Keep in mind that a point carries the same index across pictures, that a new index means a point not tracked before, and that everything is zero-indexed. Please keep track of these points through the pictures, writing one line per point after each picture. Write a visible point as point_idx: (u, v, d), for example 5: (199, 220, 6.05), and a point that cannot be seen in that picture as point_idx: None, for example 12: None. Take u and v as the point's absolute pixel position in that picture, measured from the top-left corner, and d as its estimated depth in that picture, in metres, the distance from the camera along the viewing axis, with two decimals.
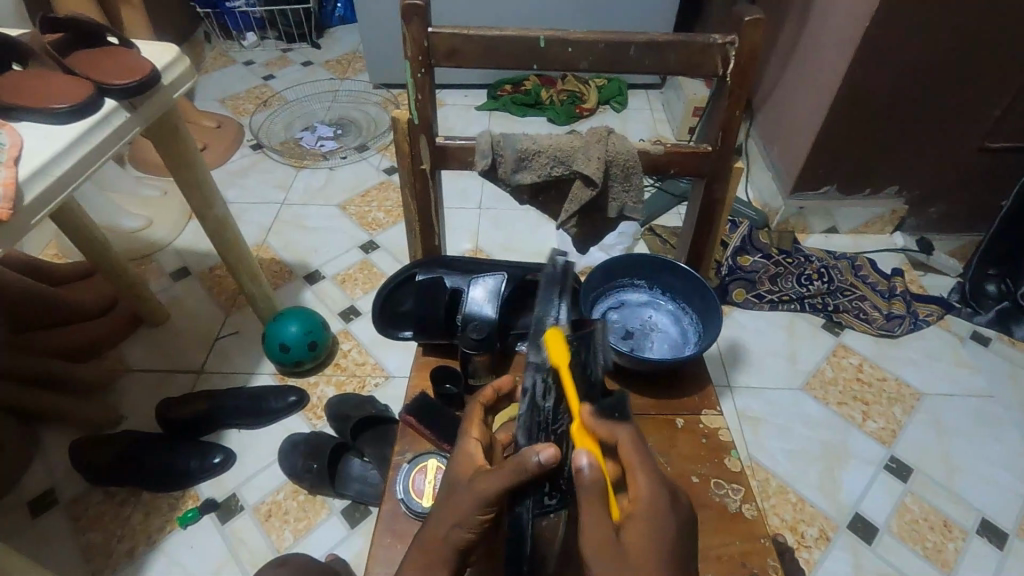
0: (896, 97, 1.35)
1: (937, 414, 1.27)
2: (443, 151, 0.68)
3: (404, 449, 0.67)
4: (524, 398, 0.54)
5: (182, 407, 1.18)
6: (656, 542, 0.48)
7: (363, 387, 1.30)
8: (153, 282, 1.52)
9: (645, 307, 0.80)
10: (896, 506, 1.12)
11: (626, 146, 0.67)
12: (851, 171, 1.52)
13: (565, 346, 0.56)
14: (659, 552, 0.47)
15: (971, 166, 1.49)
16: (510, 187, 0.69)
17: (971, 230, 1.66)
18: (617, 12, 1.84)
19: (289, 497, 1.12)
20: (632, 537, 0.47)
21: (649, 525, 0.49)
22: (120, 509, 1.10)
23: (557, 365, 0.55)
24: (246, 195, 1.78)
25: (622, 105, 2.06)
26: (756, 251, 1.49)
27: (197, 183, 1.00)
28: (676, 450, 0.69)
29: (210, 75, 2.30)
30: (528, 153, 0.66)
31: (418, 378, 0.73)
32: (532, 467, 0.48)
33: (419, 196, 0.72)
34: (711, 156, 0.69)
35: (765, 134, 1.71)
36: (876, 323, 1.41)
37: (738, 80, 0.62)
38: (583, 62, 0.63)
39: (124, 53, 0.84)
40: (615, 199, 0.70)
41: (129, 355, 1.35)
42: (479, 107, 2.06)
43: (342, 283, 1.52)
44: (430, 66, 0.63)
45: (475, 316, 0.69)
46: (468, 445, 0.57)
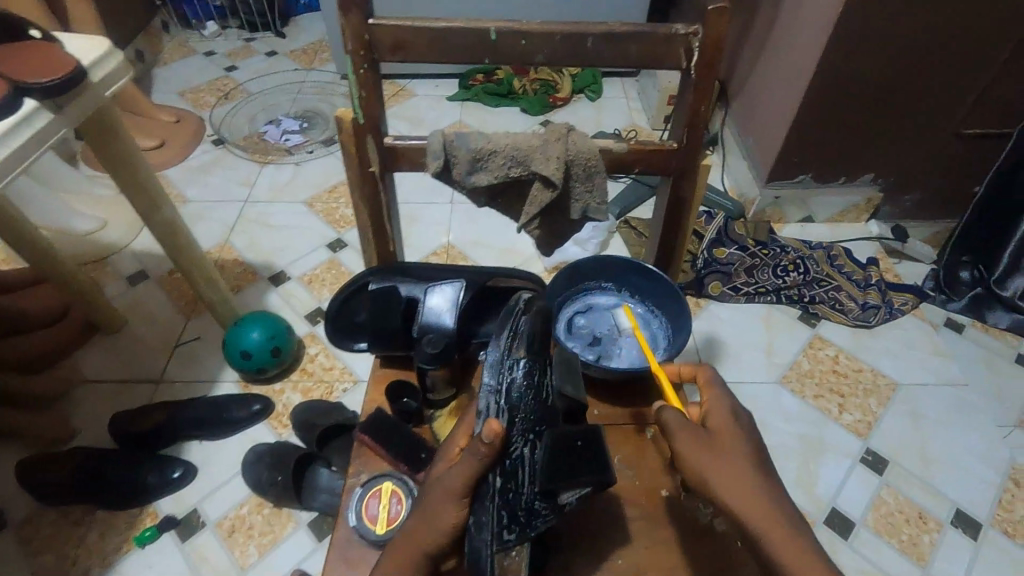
0: (871, 82, 1.32)
1: (912, 404, 1.27)
2: (394, 152, 0.64)
3: (360, 470, 0.63)
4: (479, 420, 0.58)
5: (138, 421, 1.12)
6: (735, 427, 0.56)
7: (331, 394, 1.25)
8: (109, 287, 1.45)
9: (614, 312, 0.77)
10: (872, 500, 1.12)
11: (588, 144, 0.63)
12: (826, 159, 1.50)
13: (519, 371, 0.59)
14: (741, 440, 0.55)
15: (945, 152, 1.48)
16: (466, 190, 0.66)
17: (945, 217, 1.66)
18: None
19: (254, 511, 1.07)
20: (716, 428, 0.56)
21: (723, 422, 0.56)
22: (74, 529, 1.04)
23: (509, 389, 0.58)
24: (208, 192, 1.71)
25: (597, 94, 2.02)
26: (732, 244, 1.46)
27: (140, 186, 0.94)
28: (646, 463, 0.67)
29: (168, 67, 2.20)
30: (484, 152, 0.62)
31: (374, 393, 0.69)
32: (482, 448, 0.54)
33: (370, 200, 0.67)
34: (678, 152, 0.65)
35: (740, 123, 1.68)
36: (853, 314, 1.40)
37: (703, 72, 0.58)
38: (539, 54, 0.58)
39: (46, 47, 0.77)
40: (577, 199, 0.66)
41: (82, 365, 1.29)
42: (450, 97, 2.00)
43: (308, 284, 1.47)
44: (374, 60, 0.58)
45: (431, 327, 0.65)
46: (457, 442, 0.60)
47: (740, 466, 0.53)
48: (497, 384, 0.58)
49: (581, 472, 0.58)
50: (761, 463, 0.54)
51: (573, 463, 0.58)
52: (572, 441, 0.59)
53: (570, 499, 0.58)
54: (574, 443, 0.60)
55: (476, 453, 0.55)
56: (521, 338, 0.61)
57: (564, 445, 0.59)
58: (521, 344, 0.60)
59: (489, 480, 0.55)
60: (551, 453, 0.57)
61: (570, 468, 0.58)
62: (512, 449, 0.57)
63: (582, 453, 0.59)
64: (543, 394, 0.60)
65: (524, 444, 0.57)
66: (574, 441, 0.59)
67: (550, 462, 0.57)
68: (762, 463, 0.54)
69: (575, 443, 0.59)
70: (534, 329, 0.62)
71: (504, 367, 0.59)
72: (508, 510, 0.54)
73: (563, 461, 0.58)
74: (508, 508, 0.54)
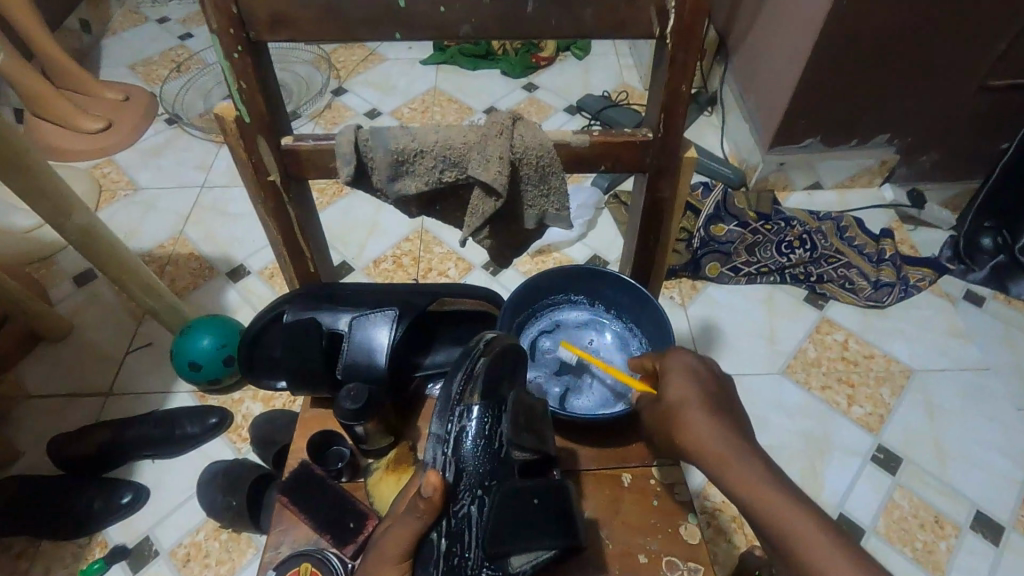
0: (889, 31, 1.15)
1: (928, 392, 1.16)
2: (296, 155, 0.51)
3: (279, 542, 0.53)
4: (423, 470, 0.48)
5: (79, 443, 1.03)
6: (691, 384, 0.49)
7: (293, 402, 1.15)
8: (53, 290, 1.34)
9: (587, 329, 0.67)
10: (883, 504, 1.03)
11: (539, 138, 0.50)
12: (836, 120, 1.34)
13: (469, 417, 0.47)
14: (699, 399, 0.48)
15: (970, 107, 1.32)
16: (390, 199, 0.53)
17: (966, 178, 1.51)
18: None
19: (211, 537, 0.99)
20: (672, 392, 0.50)
21: (679, 383, 0.50)
22: (17, 564, 0.97)
23: (457, 440, 0.47)
24: (161, 178, 1.57)
25: (584, 51, 1.84)
26: (732, 219, 1.32)
27: (40, 191, 0.81)
28: (620, 517, 0.56)
29: (117, 37, 2.01)
30: (407, 153, 0.49)
31: (299, 442, 0.59)
32: (420, 505, 0.44)
33: (277, 214, 0.55)
34: (653, 144, 0.52)
35: (742, 80, 1.51)
36: (864, 294, 1.28)
37: (682, 40, 0.45)
38: (466, 25, 0.45)
39: None
40: (530, 205, 0.53)
41: (26, 378, 1.19)
42: (424, 60, 1.83)
43: (270, 279, 1.35)
44: (253, 41, 0.44)
45: (358, 372, 0.54)
46: (406, 497, 0.49)
47: (696, 428, 0.47)
48: (444, 432, 0.47)
49: (537, 533, 0.48)
50: (727, 416, 0.47)
51: (526, 522, 0.47)
52: (526, 496, 0.48)
53: (524, 565, 0.47)
54: (530, 500, 0.48)
55: (415, 510, 0.45)
56: (477, 378, 0.48)
57: (516, 502, 0.47)
58: (475, 384, 0.48)
59: (432, 542, 0.45)
60: (500, 513, 0.46)
61: (522, 530, 0.47)
62: (457, 505, 0.46)
63: (540, 513, 0.48)
64: (496, 444, 0.48)
65: (470, 501, 0.46)
66: (532, 499, 0.48)
67: (495, 524, 0.46)
68: (725, 417, 0.47)
69: (532, 501, 0.48)
70: (491, 371, 0.49)
71: (452, 411, 0.47)
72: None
73: (514, 520, 0.47)
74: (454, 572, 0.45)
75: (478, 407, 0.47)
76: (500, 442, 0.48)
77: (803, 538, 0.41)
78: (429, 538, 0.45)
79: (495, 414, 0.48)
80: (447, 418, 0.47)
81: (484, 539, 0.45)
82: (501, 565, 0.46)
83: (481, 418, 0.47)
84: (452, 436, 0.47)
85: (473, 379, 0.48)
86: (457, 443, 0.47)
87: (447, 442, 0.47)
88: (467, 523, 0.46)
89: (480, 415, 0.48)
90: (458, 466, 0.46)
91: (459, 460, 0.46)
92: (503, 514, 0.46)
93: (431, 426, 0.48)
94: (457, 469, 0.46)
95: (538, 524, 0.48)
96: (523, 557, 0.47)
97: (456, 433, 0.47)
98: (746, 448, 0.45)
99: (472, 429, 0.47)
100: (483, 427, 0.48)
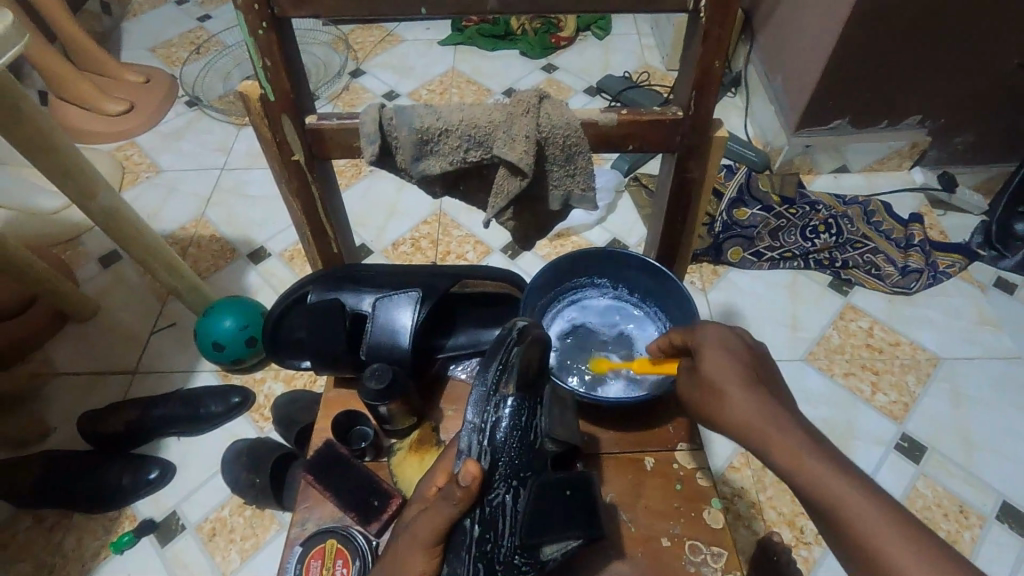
0: (926, 7, 1.11)
1: (955, 380, 1.13)
2: (320, 135, 0.51)
3: (305, 519, 0.54)
4: (457, 457, 0.48)
5: (110, 419, 1.06)
6: (732, 366, 0.48)
7: (314, 382, 1.16)
8: (79, 270, 1.36)
9: (609, 310, 0.66)
10: (906, 493, 1.01)
11: (567, 117, 0.49)
12: (866, 101, 1.30)
13: (506, 408, 0.48)
14: (735, 374, 0.47)
15: (1008, 87, 1.27)
16: (415, 179, 0.52)
17: (1001, 161, 1.46)
18: None
19: (235, 513, 1.01)
20: (709, 367, 0.49)
21: (717, 355, 0.49)
22: (50, 535, 1.00)
23: (495, 431, 0.47)
24: (182, 160, 1.58)
25: (605, 31, 1.80)
26: (755, 203, 1.29)
27: (64, 171, 0.81)
28: (642, 502, 0.55)
29: (138, 20, 2.02)
30: (432, 132, 0.48)
31: (323, 422, 0.59)
32: (458, 493, 0.44)
33: (301, 195, 0.55)
34: (683, 124, 0.51)
35: (768, 59, 1.47)
36: (891, 280, 1.25)
37: (717, 13, 0.43)
38: (493, 0, 0.44)
39: None
40: (556, 186, 0.52)
41: (55, 357, 1.22)
42: (442, 41, 1.81)
43: (290, 261, 1.36)
44: (276, 17, 0.44)
45: (383, 349, 0.55)
46: (435, 481, 0.50)
47: (737, 401, 0.46)
48: (479, 422, 0.47)
49: (569, 526, 0.49)
50: (762, 387, 0.47)
51: (558, 514, 0.48)
52: (560, 488, 0.49)
53: (554, 555, 0.48)
54: (563, 493, 0.50)
55: (452, 498, 0.45)
56: (513, 371, 0.49)
57: (550, 493, 0.49)
58: (511, 377, 0.49)
59: (465, 527, 0.45)
60: (536, 503, 0.48)
61: (555, 520, 0.48)
62: (492, 494, 0.46)
63: (570, 504, 0.50)
64: (532, 435, 0.49)
65: (506, 491, 0.47)
66: (565, 492, 0.50)
67: (533, 514, 0.47)
68: (764, 390, 0.47)
69: (565, 494, 0.49)
70: (525, 362, 0.50)
71: (490, 402, 0.48)
72: (487, 563, 0.45)
73: (547, 509, 0.48)
74: (486, 559, 0.45)
75: (513, 398, 0.48)
76: (535, 433, 0.49)
77: (851, 505, 0.40)
78: (460, 526, 0.46)
79: (531, 404, 0.49)
80: (483, 407, 0.48)
81: (518, 529, 0.46)
82: (533, 555, 0.47)
83: (519, 410, 0.48)
84: (489, 425, 0.47)
85: (508, 371, 0.49)
86: (493, 433, 0.47)
87: (482, 429, 0.47)
88: (502, 510, 0.47)
89: (516, 406, 0.48)
90: (494, 454, 0.47)
91: (496, 448, 0.47)
92: (539, 504, 0.48)
93: (467, 414, 0.48)
94: (493, 458, 0.47)
95: (572, 517, 0.49)
96: (554, 547, 0.48)
97: (494, 422, 0.47)
98: (784, 418, 0.44)
99: (507, 421, 0.48)
100: (519, 417, 0.48)
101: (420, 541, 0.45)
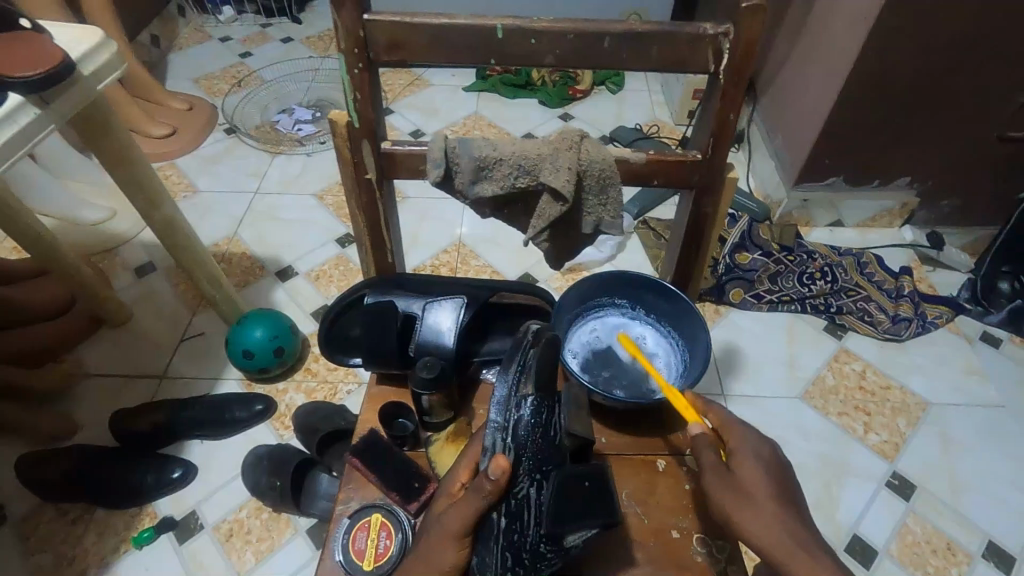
0: (913, 80, 1.24)
1: (944, 424, 1.19)
2: (391, 158, 0.60)
3: (349, 497, 0.59)
4: (485, 457, 0.54)
5: (139, 419, 1.11)
6: (762, 474, 0.55)
7: (334, 395, 1.22)
8: (116, 279, 1.43)
9: (631, 324, 0.73)
10: (897, 528, 1.06)
11: (602, 153, 0.58)
12: (859, 161, 1.42)
13: (526, 409, 0.53)
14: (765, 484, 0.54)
15: (990, 156, 1.39)
16: (469, 201, 0.61)
17: (985, 224, 1.56)
18: None
19: (252, 515, 1.05)
20: (741, 472, 0.55)
21: (751, 461, 0.55)
22: (72, 527, 1.03)
23: (517, 428, 0.52)
24: (218, 183, 1.68)
25: (619, 86, 1.94)
26: (756, 249, 1.38)
27: (136, 183, 0.90)
28: (655, 498, 0.61)
29: (184, 53, 2.16)
30: (489, 161, 0.57)
31: (368, 413, 0.66)
32: (487, 487, 0.50)
33: (367, 208, 0.63)
34: (701, 166, 0.60)
35: (769, 119, 1.60)
36: (882, 327, 1.33)
37: (734, 77, 0.53)
38: (550, 56, 0.53)
39: (31, 37, 0.70)
40: (589, 212, 0.61)
41: (87, 359, 1.28)
42: (467, 87, 1.94)
43: (315, 280, 1.44)
44: (370, 61, 0.53)
45: (429, 347, 0.61)
46: (459, 478, 0.55)
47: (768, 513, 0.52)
48: (503, 421, 0.53)
49: (586, 514, 0.51)
50: (783, 500, 0.54)
51: (577, 502, 0.51)
52: (579, 480, 0.52)
53: (576, 542, 0.51)
54: (583, 484, 0.53)
55: (481, 492, 0.50)
56: (530, 375, 0.55)
57: (571, 484, 0.52)
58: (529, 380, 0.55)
59: (493, 518, 0.52)
60: (559, 494, 0.51)
61: (578, 510, 0.51)
62: (516, 488, 0.51)
63: (590, 494, 0.52)
64: (551, 430, 0.54)
65: (529, 484, 0.52)
66: (585, 483, 0.53)
67: (555, 504, 0.50)
68: (787, 509, 0.53)
69: (584, 484, 0.52)
70: (541, 363, 0.56)
71: (511, 403, 0.53)
72: (513, 551, 0.50)
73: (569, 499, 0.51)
74: (512, 548, 0.51)
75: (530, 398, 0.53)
76: (555, 430, 0.54)
77: None
78: (488, 518, 0.52)
79: (547, 402, 0.54)
80: (507, 411, 0.54)
81: (542, 519, 0.50)
82: (558, 542, 0.51)
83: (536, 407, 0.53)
84: (512, 427, 0.53)
85: (525, 374, 0.55)
86: (515, 430, 0.53)
87: (504, 428, 0.53)
88: (528, 502, 0.51)
89: (535, 406, 0.53)
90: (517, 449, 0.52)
91: (518, 444, 0.52)
92: (562, 494, 0.51)
93: (490, 415, 0.54)
94: (516, 453, 0.52)
95: (593, 506, 0.52)
96: (576, 535, 0.51)
97: (516, 424, 0.53)
98: (808, 541, 0.51)
99: (527, 418, 0.53)
100: (537, 414, 0.53)
101: (451, 529, 0.51)
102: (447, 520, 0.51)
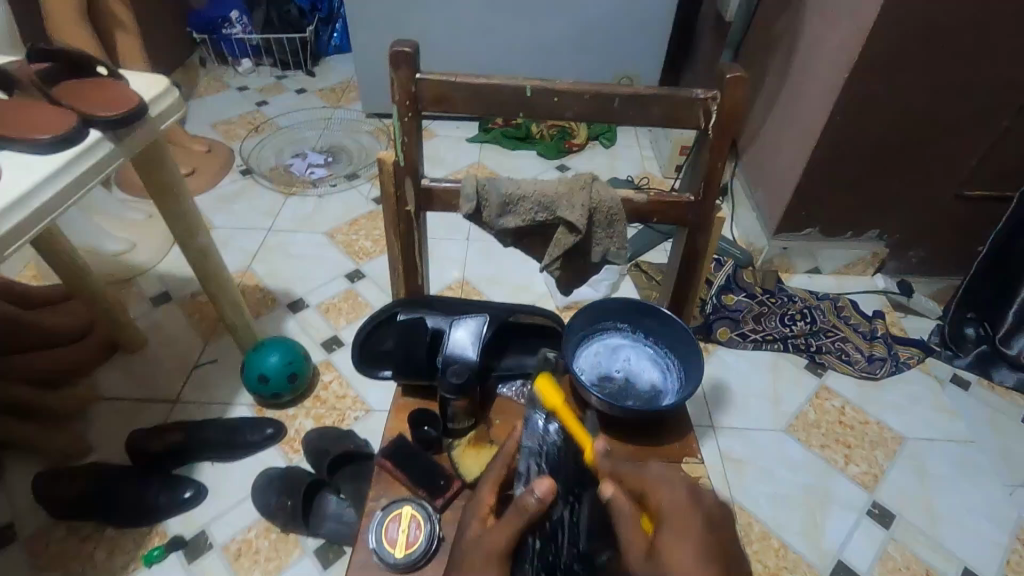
0: (876, 143, 1.39)
1: (919, 458, 1.27)
2: (429, 193, 0.69)
3: (379, 494, 0.65)
4: (520, 482, 0.61)
5: (154, 439, 1.15)
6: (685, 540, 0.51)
7: (342, 421, 1.26)
8: (132, 306, 1.49)
9: (618, 350, 0.80)
10: (878, 555, 1.12)
11: (610, 194, 0.68)
12: (833, 214, 1.55)
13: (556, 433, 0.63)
14: (692, 553, 0.49)
15: (949, 212, 1.53)
16: (495, 231, 0.70)
17: (949, 274, 1.69)
18: (595, 47, 1.98)
19: (261, 535, 1.09)
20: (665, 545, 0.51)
21: (682, 529, 0.52)
22: (83, 545, 1.05)
23: (550, 451, 0.62)
24: (233, 220, 1.77)
25: (611, 142, 2.09)
26: (741, 291, 1.50)
27: (179, 214, 0.99)
28: None
29: (203, 100, 2.29)
30: (514, 197, 0.66)
31: (396, 421, 0.73)
32: (531, 504, 0.52)
33: (404, 234, 0.73)
34: (694, 205, 0.70)
35: (750, 175, 1.74)
36: (859, 366, 1.42)
37: (721, 133, 0.64)
38: (570, 111, 0.64)
39: (111, 85, 0.81)
40: (598, 244, 0.70)
41: (102, 382, 1.32)
42: (470, 139, 2.08)
43: (325, 312, 1.51)
44: (418, 110, 0.64)
45: (455, 358, 0.69)
46: (484, 501, 0.59)
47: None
48: (535, 446, 0.62)
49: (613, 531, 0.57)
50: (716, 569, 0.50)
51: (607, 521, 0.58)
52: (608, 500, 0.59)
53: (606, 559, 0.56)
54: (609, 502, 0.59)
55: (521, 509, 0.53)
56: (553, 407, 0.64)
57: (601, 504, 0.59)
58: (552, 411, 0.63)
59: (529, 540, 0.56)
60: (593, 513, 0.58)
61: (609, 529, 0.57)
62: (554, 511, 0.57)
63: None
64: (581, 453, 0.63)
65: (565, 507, 0.58)
66: None
67: (590, 523, 0.57)
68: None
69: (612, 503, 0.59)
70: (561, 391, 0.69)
71: (542, 429, 0.63)
72: (548, 569, 0.55)
73: (603, 518, 0.58)
74: (547, 567, 0.56)
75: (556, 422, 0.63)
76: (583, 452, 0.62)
77: None
78: (524, 542, 0.56)
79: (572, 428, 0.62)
80: (538, 438, 0.63)
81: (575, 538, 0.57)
82: (591, 561, 0.56)
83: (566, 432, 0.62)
84: (544, 450, 0.62)
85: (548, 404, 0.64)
86: (547, 454, 0.62)
87: (539, 454, 0.62)
88: (564, 522, 0.57)
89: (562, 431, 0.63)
90: (553, 468, 0.61)
91: (553, 463, 0.61)
92: (595, 513, 0.58)
93: (527, 442, 0.62)
94: (553, 472, 0.61)
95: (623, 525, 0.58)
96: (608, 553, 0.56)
97: (548, 448, 0.62)
98: None
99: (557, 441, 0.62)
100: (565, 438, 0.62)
101: (495, 547, 0.53)
102: (484, 542, 0.53)
